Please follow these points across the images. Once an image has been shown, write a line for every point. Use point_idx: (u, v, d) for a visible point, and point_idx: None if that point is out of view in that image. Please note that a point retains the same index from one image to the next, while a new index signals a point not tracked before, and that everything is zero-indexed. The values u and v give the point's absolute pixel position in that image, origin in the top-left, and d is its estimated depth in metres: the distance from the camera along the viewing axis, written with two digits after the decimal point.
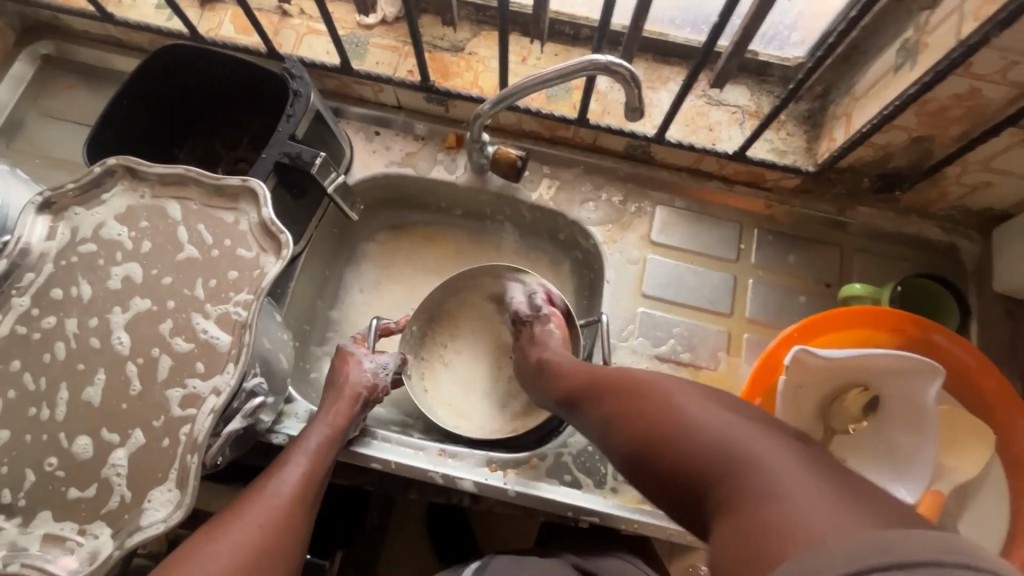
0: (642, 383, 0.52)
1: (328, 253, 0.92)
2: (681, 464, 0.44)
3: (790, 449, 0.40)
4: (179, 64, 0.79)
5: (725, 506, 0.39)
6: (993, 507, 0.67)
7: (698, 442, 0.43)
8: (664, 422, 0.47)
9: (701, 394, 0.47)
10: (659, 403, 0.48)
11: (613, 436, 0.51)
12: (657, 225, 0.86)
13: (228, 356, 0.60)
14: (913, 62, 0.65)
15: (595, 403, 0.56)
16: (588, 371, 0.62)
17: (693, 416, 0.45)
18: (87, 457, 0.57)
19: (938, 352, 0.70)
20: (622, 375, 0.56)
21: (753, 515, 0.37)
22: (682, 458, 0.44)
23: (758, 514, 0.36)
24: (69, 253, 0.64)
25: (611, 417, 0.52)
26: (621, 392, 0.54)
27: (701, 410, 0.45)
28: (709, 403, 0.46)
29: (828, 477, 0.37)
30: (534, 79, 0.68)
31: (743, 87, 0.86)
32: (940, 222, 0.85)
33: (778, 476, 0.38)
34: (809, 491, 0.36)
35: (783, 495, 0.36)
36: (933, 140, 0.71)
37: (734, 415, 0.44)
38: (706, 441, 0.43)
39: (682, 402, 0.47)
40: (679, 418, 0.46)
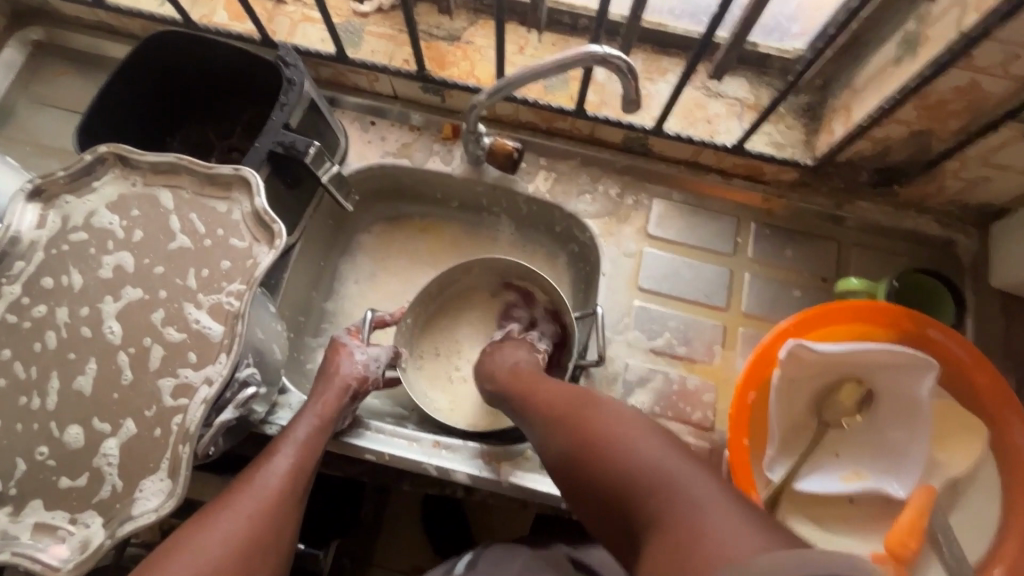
0: (583, 407, 0.58)
1: (323, 244, 0.92)
2: (613, 485, 0.51)
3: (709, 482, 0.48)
4: (172, 51, 0.78)
5: (650, 524, 0.48)
6: (986, 502, 0.67)
7: (632, 468, 0.51)
8: (602, 445, 0.54)
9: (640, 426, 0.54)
10: (599, 427, 0.55)
11: (554, 451, 0.58)
12: (654, 218, 0.86)
13: (220, 346, 0.59)
14: (914, 54, 0.65)
15: (538, 416, 0.63)
16: (534, 382, 0.67)
17: (626, 443, 0.52)
18: (78, 446, 0.56)
19: (933, 346, 0.69)
20: (566, 393, 0.62)
21: (678, 535, 0.45)
22: (616, 480, 0.51)
23: (681, 535, 0.45)
24: (61, 241, 0.63)
25: (553, 434, 0.59)
26: (563, 410, 0.60)
27: (635, 437, 0.53)
28: (642, 431, 0.54)
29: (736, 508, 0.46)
30: (531, 69, 0.67)
31: (742, 79, 0.86)
32: (938, 216, 0.84)
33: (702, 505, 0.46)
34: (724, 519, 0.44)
35: (702, 517, 0.45)
36: (933, 134, 0.71)
37: (662, 442, 0.52)
38: (638, 468, 0.50)
39: (618, 428, 0.54)
40: (615, 443, 0.53)
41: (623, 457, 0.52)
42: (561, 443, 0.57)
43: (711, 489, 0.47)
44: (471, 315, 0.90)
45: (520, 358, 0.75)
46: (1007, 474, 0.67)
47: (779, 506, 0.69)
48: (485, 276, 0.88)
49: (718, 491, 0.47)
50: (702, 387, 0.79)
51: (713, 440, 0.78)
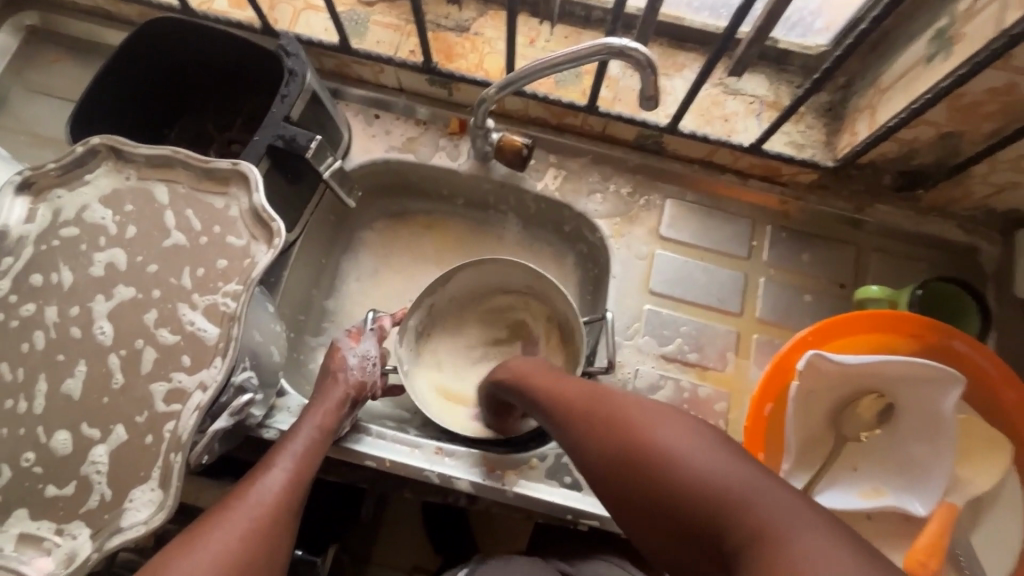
0: (630, 411, 0.51)
1: (324, 241, 0.89)
2: (682, 504, 0.45)
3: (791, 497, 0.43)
4: (175, 37, 0.75)
5: (733, 543, 0.42)
6: (1008, 521, 0.64)
7: (702, 481, 0.45)
8: (661, 459, 0.47)
9: (698, 437, 0.48)
10: (649, 441, 0.48)
11: (599, 468, 0.51)
12: (666, 219, 0.83)
13: (216, 349, 0.57)
14: (947, 53, 0.61)
15: (575, 427, 0.55)
16: (563, 384, 0.59)
17: (689, 453, 0.46)
18: (66, 453, 0.54)
19: (957, 358, 0.67)
20: (601, 397, 0.55)
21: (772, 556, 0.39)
22: (683, 496, 0.45)
23: (776, 557, 0.39)
24: (51, 237, 0.61)
25: (592, 444, 0.52)
26: (607, 417, 0.52)
27: (696, 446, 0.47)
28: (699, 437, 0.48)
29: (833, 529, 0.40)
30: (543, 63, 0.64)
31: (762, 76, 0.82)
32: (961, 222, 0.81)
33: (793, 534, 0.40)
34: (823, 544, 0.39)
35: (795, 529, 0.40)
36: (962, 136, 0.68)
37: (727, 450, 0.46)
38: (709, 481, 0.44)
39: (677, 439, 0.48)
40: (678, 460, 0.46)
41: (692, 469, 0.45)
42: (609, 455, 0.50)
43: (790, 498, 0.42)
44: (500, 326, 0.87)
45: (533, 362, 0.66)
46: None
47: None
48: (503, 277, 0.84)
49: (799, 499, 0.42)
50: (714, 395, 0.77)
51: None
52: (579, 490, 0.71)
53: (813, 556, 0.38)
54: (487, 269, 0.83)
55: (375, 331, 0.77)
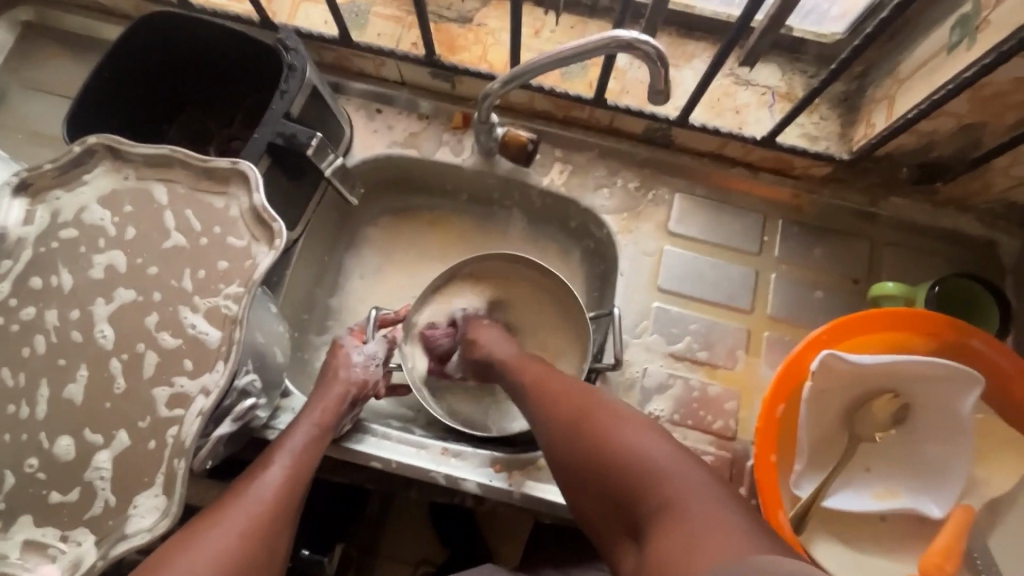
0: (594, 401, 0.58)
1: (326, 238, 0.88)
2: (614, 480, 0.52)
3: (708, 482, 0.49)
4: (171, 33, 0.73)
5: (647, 517, 0.48)
6: None
7: (636, 463, 0.51)
8: (608, 441, 0.53)
9: (643, 423, 0.55)
10: (598, 421, 0.55)
11: (555, 443, 0.57)
12: (675, 214, 0.81)
13: (218, 353, 0.56)
14: (970, 41, 0.59)
15: (540, 404, 0.61)
16: (543, 372, 0.65)
17: (632, 440, 0.53)
18: (69, 459, 0.54)
19: (973, 356, 0.65)
20: (575, 388, 0.60)
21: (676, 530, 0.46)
22: (618, 474, 0.52)
23: (682, 525, 0.46)
24: (49, 238, 0.60)
25: (554, 424, 0.58)
26: (573, 401, 0.59)
27: (640, 435, 0.53)
28: (647, 431, 0.54)
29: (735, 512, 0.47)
30: (549, 56, 0.62)
31: (774, 66, 0.80)
32: (979, 215, 0.79)
33: (698, 508, 0.47)
34: (722, 519, 0.46)
35: (702, 505, 0.47)
36: (984, 128, 0.65)
37: (669, 445, 0.52)
38: (643, 461, 0.51)
39: (625, 429, 0.54)
40: (620, 438, 0.53)
41: (630, 454, 0.52)
42: (565, 436, 0.57)
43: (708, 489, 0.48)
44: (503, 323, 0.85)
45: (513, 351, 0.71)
46: None
47: (806, 525, 0.65)
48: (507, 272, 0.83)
49: (715, 491, 0.48)
50: (724, 394, 0.76)
51: (734, 450, 0.74)
52: None
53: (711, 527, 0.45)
54: (489, 264, 0.83)
55: (385, 336, 0.76)
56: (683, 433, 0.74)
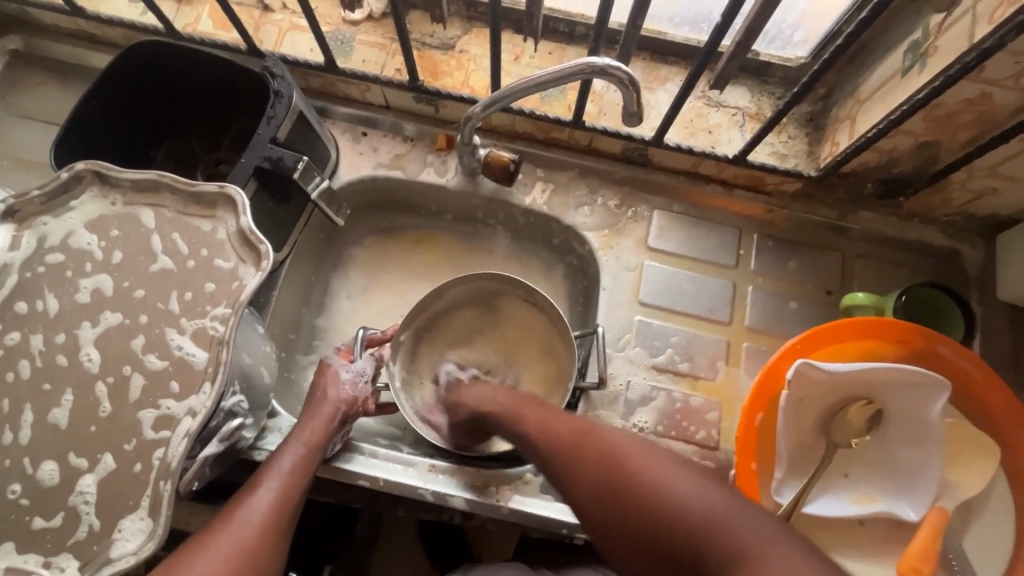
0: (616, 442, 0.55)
1: (313, 259, 0.89)
2: (660, 529, 0.49)
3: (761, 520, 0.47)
4: (158, 60, 0.75)
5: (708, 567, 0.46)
6: (999, 525, 0.65)
7: (682, 507, 0.48)
8: (647, 488, 0.51)
9: (674, 462, 0.52)
10: (629, 465, 0.53)
11: (583, 495, 0.54)
12: (654, 230, 0.84)
13: (205, 375, 0.56)
14: (921, 65, 0.62)
15: (554, 452, 0.58)
16: (549, 417, 0.62)
17: (672, 485, 0.50)
18: (53, 484, 0.53)
19: (941, 363, 0.68)
20: (590, 431, 0.58)
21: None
22: (669, 526, 0.48)
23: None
24: (36, 263, 0.60)
25: (580, 472, 0.55)
26: (595, 447, 0.56)
27: (678, 477, 0.51)
28: (683, 471, 0.52)
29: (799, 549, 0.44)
30: (527, 82, 0.64)
31: (743, 88, 0.83)
32: (942, 226, 0.83)
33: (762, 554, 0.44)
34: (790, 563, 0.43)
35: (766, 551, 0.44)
36: (940, 145, 0.69)
37: (708, 483, 0.50)
38: (689, 508, 0.48)
39: (659, 472, 0.52)
40: (658, 482, 0.51)
41: (672, 499, 0.49)
42: (595, 485, 0.54)
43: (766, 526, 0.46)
44: (485, 342, 0.88)
45: (510, 395, 0.69)
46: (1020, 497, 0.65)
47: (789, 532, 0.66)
48: (500, 293, 0.85)
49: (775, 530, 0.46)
50: (705, 405, 0.77)
51: (717, 459, 0.75)
52: None
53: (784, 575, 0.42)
54: (485, 285, 0.84)
55: (372, 355, 0.78)
56: (667, 444, 0.76)
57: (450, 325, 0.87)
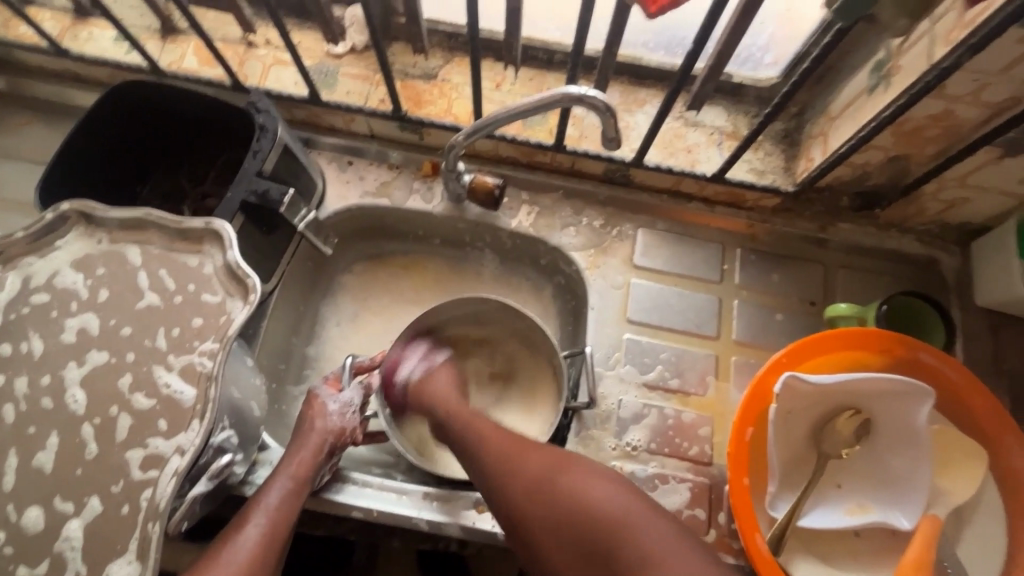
0: (552, 455, 0.60)
1: (302, 289, 0.89)
2: (574, 539, 0.54)
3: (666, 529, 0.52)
4: (143, 98, 0.76)
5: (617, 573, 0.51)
6: (992, 530, 0.65)
7: (606, 516, 0.53)
8: (572, 498, 0.55)
9: (595, 472, 0.57)
10: (559, 477, 0.57)
11: (509, 507, 0.59)
12: (639, 248, 0.85)
13: (193, 412, 0.56)
14: (886, 84, 0.64)
15: (490, 455, 0.63)
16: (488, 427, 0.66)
17: (600, 494, 0.55)
18: (38, 530, 0.52)
19: (925, 370, 0.69)
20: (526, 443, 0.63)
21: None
22: (591, 526, 0.53)
23: None
24: (21, 305, 0.60)
25: (520, 478, 0.59)
26: (531, 460, 0.60)
27: (597, 487, 0.56)
28: (602, 480, 0.56)
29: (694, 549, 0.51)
30: (507, 111, 0.66)
31: (719, 108, 0.85)
32: (919, 235, 0.85)
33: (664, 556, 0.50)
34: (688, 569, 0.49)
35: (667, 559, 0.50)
36: (910, 159, 0.71)
37: (629, 495, 0.55)
38: (608, 515, 0.53)
39: (587, 484, 0.56)
40: (582, 494, 0.55)
41: (595, 510, 0.54)
42: (524, 488, 0.58)
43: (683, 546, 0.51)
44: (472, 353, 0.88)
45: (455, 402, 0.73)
46: (1009, 500, 0.66)
47: (784, 546, 0.66)
48: (497, 315, 0.85)
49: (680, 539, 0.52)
50: (697, 420, 0.78)
51: (711, 475, 0.75)
52: None
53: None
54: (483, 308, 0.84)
55: (360, 383, 0.77)
56: (661, 461, 0.76)
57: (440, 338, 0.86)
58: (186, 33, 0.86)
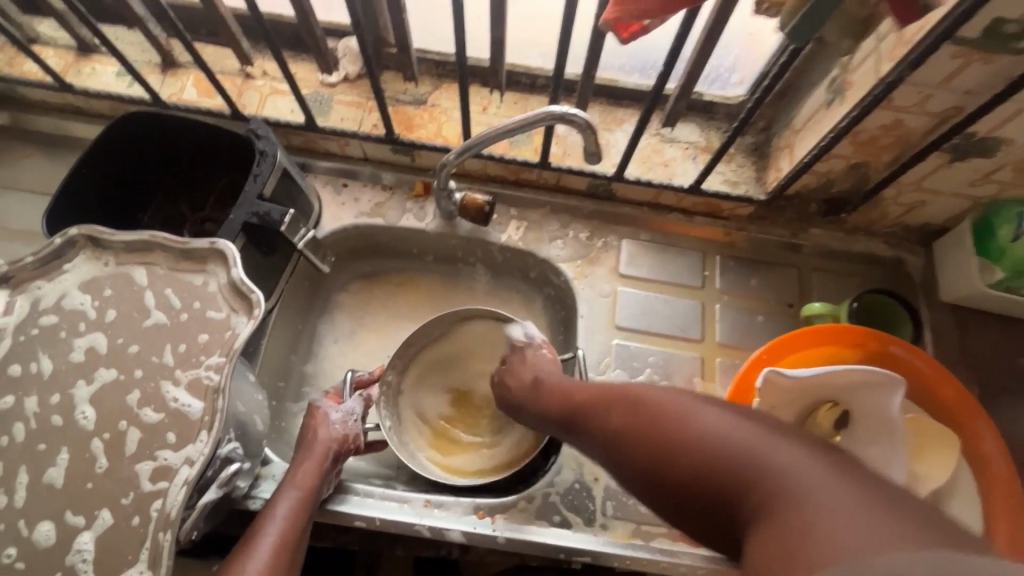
0: (659, 400, 0.53)
1: (300, 307, 0.92)
2: (693, 484, 0.47)
3: (799, 451, 0.44)
4: (145, 128, 0.79)
5: (751, 515, 0.42)
6: (969, 512, 0.69)
7: (719, 451, 0.46)
8: (681, 436, 0.49)
9: (707, 405, 0.51)
10: (665, 414, 0.51)
11: (621, 462, 0.53)
12: (624, 258, 0.89)
13: (201, 424, 0.58)
14: (841, 98, 0.70)
15: (589, 416, 0.59)
16: (578, 391, 0.64)
17: (706, 424, 0.48)
18: (50, 544, 0.54)
19: (898, 362, 0.73)
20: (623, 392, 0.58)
21: (782, 523, 0.39)
22: (705, 467, 0.46)
23: (787, 515, 0.39)
24: (30, 326, 0.62)
25: (623, 430, 0.54)
26: (631, 408, 0.55)
27: (708, 416, 0.49)
28: (717, 413, 0.49)
29: (837, 471, 0.41)
30: (496, 129, 0.71)
31: (693, 124, 0.91)
32: (885, 238, 0.90)
33: (800, 481, 0.41)
34: (834, 494, 0.39)
35: (801, 488, 0.40)
36: (869, 166, 0.77)
37: (751, 424, 0.47)
38: (721, 447, 0.46)
39: (698, 415, 0.50)
40: (690, 427, 0.49)
41: (707, 444, 0.47)
42: (628, 438, 0.53)
43: (833, 476, 0.41)
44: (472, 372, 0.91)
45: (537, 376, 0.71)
46: (983, 481, 0.70)
47: None
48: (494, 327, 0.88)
49: (816, 462, 0.42)
50: None
51: None
52: (568, 528, 0.74)
53: (825, 519, 0.37)
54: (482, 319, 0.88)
55: (361, 395, 0.79)
56: None
57: (439, 358, 0.90)
58: (185, 66, 0.90)
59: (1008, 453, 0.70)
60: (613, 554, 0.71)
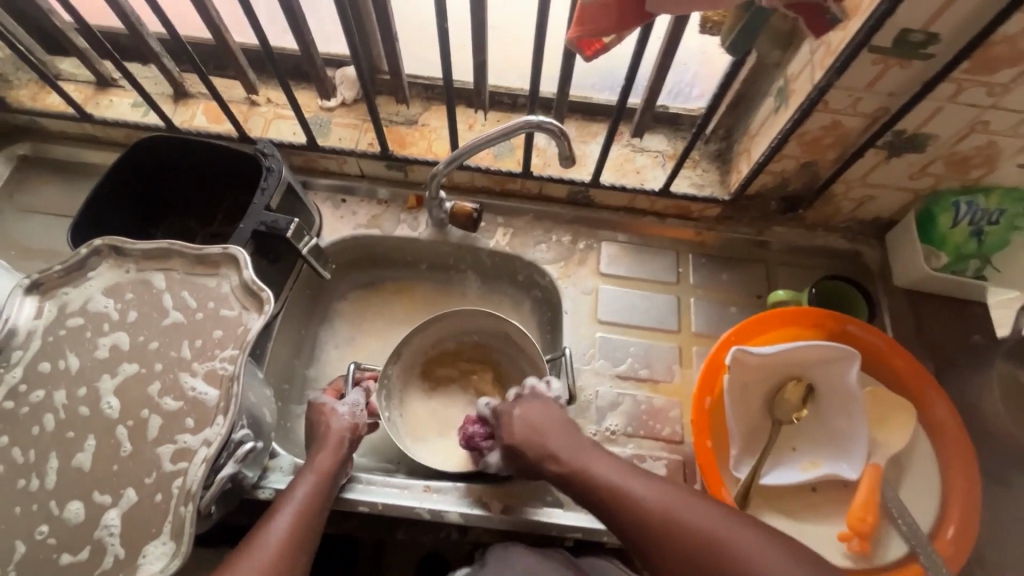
0: (706, 528, 0.59)
1: (303, 315, 0.98)
2: None
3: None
4: (160, 152, 0.87)
5: None
6: (926, 475, 0.75)
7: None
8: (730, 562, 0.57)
9: (745, 526, 0.59)
10: (715, 540, 0.58)
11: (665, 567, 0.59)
12: (605, 259, 0.97)
13: (217, 409, 0.63)
14: (785, 104, 0.79)
15: (632, 519, 0.62)
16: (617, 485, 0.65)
17: (750, 551, 0.57)
18: (79, 521, 0.58)
19: (855, 340, 0.80)
20: (669, 505, 0.62)
21: None
22: None
23: None
24: (58, 328, 0.68)
25: (669, 546, 0.59)
26: (678, 523, 0.60)
27: (753, 543, 0.57)
28: (759, 542, 0.57)
29: None
30: (480, 140, 0.78)
31: (661, 135, 0.99)
32: (842, 232, 0.98)
33: None
34: None
35: None
36: (818, 164, 0.85)
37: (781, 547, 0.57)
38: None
39: (742, 539, 0.58)
40: (738, 555, 0.57)
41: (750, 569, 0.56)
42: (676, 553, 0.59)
43: None
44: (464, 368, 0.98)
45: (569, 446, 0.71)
46: (940, 447, 0.75)
47: (749, 502, 0.75)
48: (484, 325, 0.94)
49: None
50: (667, 404, 0.87)
51: (684, 452, 0.84)
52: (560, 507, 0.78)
53: None
54: (473, 319, 0.94)
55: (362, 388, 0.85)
56: (638, 442, 0.84)
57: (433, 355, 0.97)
58: (196, 96, 0.98)
59: (961, 422, 0.75)
60: (602, 530, 0.76)
